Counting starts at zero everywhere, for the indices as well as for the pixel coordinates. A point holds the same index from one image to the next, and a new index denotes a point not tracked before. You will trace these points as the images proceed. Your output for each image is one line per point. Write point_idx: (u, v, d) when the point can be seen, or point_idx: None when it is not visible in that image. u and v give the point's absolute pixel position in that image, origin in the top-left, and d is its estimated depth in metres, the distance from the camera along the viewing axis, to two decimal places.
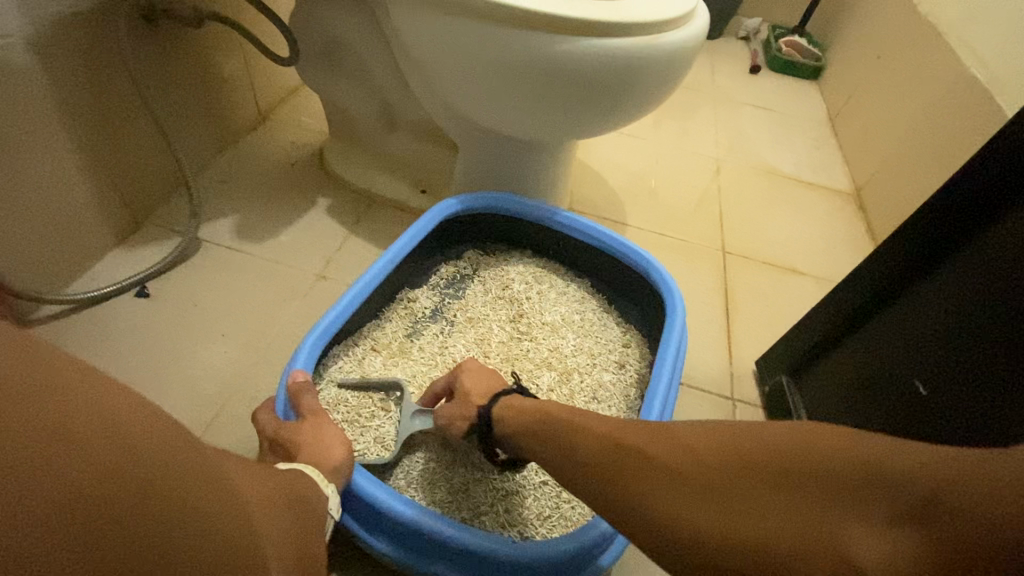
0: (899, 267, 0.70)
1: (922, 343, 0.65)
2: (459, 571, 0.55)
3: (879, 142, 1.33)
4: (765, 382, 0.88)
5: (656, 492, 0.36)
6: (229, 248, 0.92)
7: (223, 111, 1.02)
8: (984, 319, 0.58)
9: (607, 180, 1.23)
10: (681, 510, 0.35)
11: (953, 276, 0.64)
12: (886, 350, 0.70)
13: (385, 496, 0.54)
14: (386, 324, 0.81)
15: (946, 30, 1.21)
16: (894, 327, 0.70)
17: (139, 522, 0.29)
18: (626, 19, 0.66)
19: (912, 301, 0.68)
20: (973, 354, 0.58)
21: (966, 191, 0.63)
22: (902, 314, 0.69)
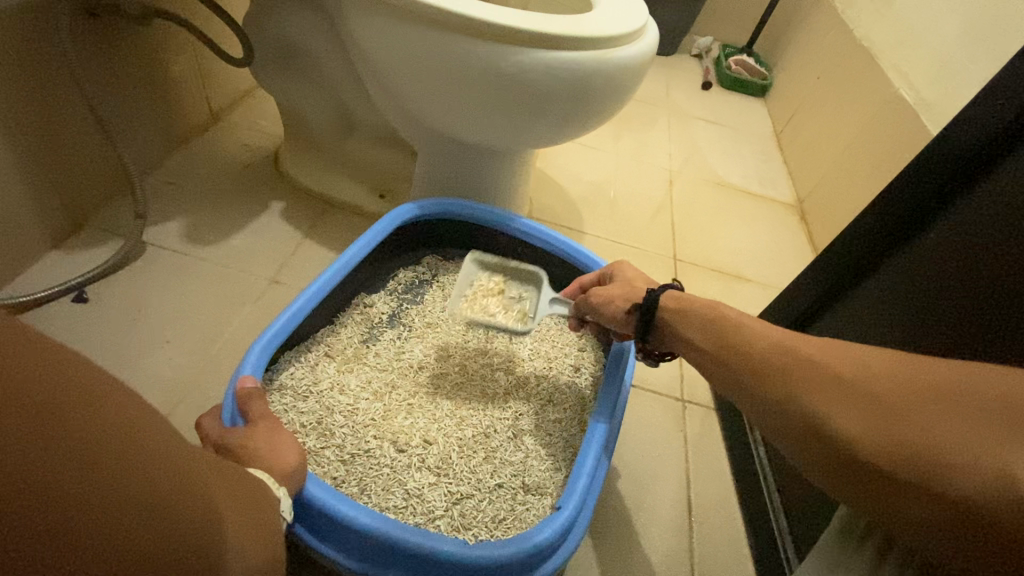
0: (883, 236, 0.67)
1: (896, 305, 0.62)
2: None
3: (819, 157, 1.41)
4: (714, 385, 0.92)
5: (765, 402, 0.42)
6: (177, 252, 0.89)
7: (172, 111, 0.99)
8: (958, 273, 0.55)
9: (565, 188, 1.26)
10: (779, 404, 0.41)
11: (934, 235, 0.61)
12: (864, 316, 0.67)
13: (337, 503, 0.53)
14: (340, 330, 0.80)
15: (877, 56, 1.31)
16: (866, 299, 0.68)
17: (82, 505, 0.26)
18: (580, 33, 0.69)
19: (896, 263, 0.65)
20: (942, 308, 0.55)
21: (949, 159, 0.60)
22: (883, 279, 0.66)
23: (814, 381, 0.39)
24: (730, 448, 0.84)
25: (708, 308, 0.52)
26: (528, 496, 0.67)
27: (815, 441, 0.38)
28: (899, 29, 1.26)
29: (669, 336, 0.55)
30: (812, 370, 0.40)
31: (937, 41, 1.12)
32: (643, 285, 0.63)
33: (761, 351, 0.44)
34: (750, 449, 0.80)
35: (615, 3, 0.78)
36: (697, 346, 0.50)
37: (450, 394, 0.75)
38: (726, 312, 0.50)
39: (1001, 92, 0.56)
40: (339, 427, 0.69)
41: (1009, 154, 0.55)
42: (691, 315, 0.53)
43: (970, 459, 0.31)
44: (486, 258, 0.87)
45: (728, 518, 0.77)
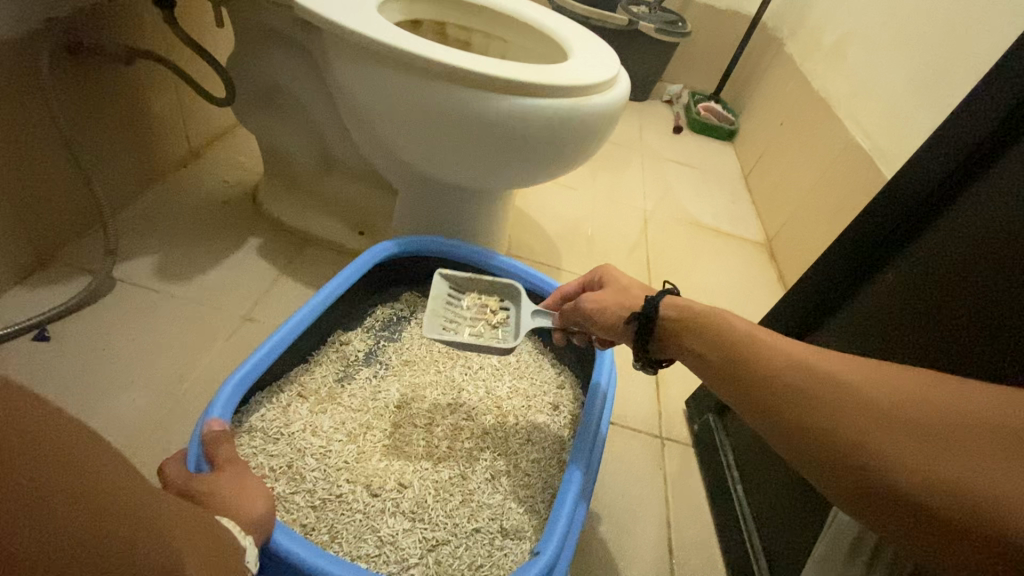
0: (872, 246, 0.67)
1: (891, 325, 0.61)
2: None
3: (784, 198, 1.48)
4: (692, 421, 0.92)
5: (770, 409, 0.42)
6: (147, 289, 0.87)
7: (150, 146, 0.99)
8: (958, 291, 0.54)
9: (543, 226, 1.29)
10: (781, 409, 0.41)
11: (922, 251, 0.61)
12: (847, 339, 0.68)
13: (308, 554, 0.51)
14: (315, 369, 0.78)
15: (833, 105, 1.40)
16: (853, 317, 0.68)
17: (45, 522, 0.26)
18: (554, 82, 0.72)
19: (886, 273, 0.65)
20: (938, 326, 0.54)
21: (936, 167, 0.60)
22: (869, 296, 0.66)
23: (857, 417, 0.37)
24: (709, 488, 0.83)
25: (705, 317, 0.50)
26: (506, 540, 0.65)
27: (821, 452, 0.38)
28: (851, 82, 1.35)
29: (674, 344, 0.51)
30: (850, 402, 0.38)
31: (886, 93, 1.20)
32: (640, 291, 0.59)
33: (783, 372, 0.42)
34: (729, 489, 0.79)
35: (589, 53, 0.82)
36: (707, 365, 0.48)
37: (428, 434, 0.74)
38: (730, 322, 0.48)
39: (987, 99, 0.56)
40: (311, 470, 0.67)
41: (999, 159, 0.55)
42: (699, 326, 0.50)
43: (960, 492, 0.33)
44: (456, 275, 0.83)
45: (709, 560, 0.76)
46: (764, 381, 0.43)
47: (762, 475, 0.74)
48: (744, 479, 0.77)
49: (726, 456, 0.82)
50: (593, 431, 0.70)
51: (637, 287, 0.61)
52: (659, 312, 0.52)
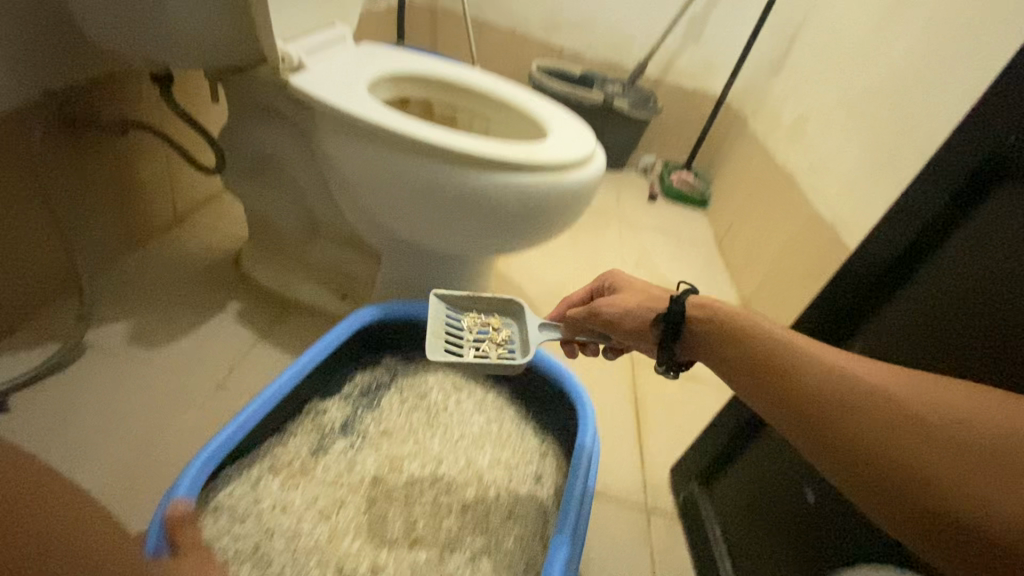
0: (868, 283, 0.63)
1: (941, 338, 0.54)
2: None
3: (757, 264, 1.54)
4: (679, 491, 0.90)
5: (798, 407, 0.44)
6: (118, 356, 0.84)
7: (136, 212, 0.99)
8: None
9: (526, 290, 1.31)
10: (818, 401, 0.43)
11: (940, 279, 0.56)
12: None
13: None
14: (289, 440, 0.76)
15: (798, 178, 1.49)
16: None
17: None
18: (533, 160, 0.76)
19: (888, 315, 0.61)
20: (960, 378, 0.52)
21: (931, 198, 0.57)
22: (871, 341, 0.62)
23: (908, 437, 0.39)
24: (698, 563, 0.81)
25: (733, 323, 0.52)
26: None
27: (845, 452, 0.41)
28: (811, 158, 1.45)
29: (705, 345, 0.54)
30: (896, 428, 0.40)
31: (844, 170, 1.29)
32: (657, 292, 0.62)
33: (827, 393, 0.43)
34: (718, 565, 0.76)
35: (566, 132, 0.87)
36: (744, 381, 0.49)
37: (404, 511, 0.71)
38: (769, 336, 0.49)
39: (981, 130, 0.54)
40: (278, 555, 0.64)
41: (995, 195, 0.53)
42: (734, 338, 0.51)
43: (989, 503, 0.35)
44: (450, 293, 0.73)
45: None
46: (796, 380, 0.45)
47: (751, 552, 0.72)
48: (733, 555, 0.75)
49: (713, 529, 0.79)
50: (574, 510, 0.67)
51: (653, 288, 0.64)
52: (687, 314, 0.55)
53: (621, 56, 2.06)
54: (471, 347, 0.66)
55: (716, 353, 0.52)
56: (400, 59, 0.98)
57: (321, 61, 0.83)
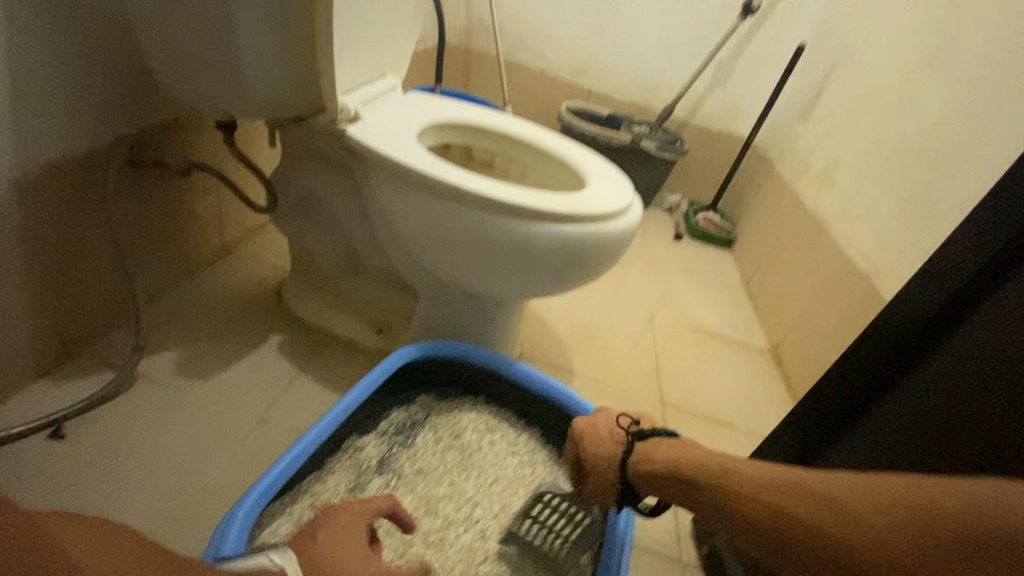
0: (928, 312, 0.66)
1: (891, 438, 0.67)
2: None
3: (785, 308, 1.53)
4: (701, 543, 0.89)
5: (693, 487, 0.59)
6: (165, 387, 0.87)
7: (186, 246, 1.03)
8: (970, 355, 0.60)
9: (554, 328, 1.32)
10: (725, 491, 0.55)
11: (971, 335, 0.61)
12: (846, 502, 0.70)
13: None
14: (327, 477, 0.78)
15: (828, 224, 1.49)
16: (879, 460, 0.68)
17: None
18: (576, 211, 0.79)
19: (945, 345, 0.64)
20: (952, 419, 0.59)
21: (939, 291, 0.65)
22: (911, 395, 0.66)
23: (828, 515, 0.47)
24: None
25: (715, 489, 0.56)
26: None
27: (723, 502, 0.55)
28: (842, 204, 1.46)
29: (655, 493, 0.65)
30: (866, 531, 0.44)
31: (878, 217, 1.30)
32: (610, 446, 0.72)
33: (765, 496, 0.52)
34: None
35: (604, 183, 0.89)
36: (744, 535, 0.53)
37: (439, 557, 0.73)
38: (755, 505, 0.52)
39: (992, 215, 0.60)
40: None
41: (1004, 282, 0.59)
42: (682, 482, 0.61)
43: (865, 531, 0.45)
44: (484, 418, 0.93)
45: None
46: (708, 490, 0.57)
47: None
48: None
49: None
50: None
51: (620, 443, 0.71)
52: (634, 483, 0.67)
53: (647, 99, 2.11)
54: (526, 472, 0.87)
55: (655, 478, 0.64)
56: (445, 106, 1.02)
57: (375, 112, 0.88)
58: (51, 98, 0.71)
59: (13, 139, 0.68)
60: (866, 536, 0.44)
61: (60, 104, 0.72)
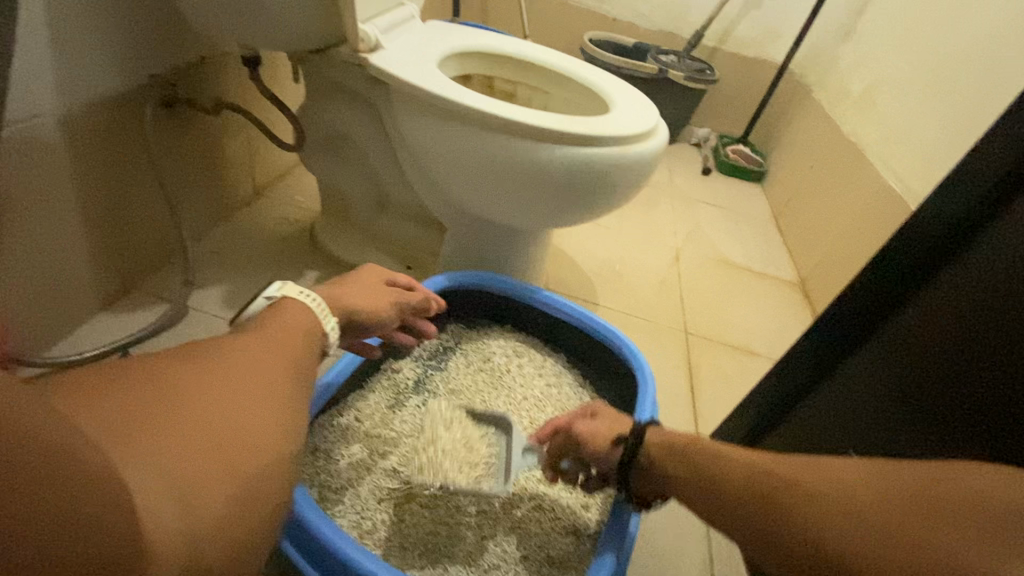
0: (916, 260, 0.59)
1: (870, 393, 0.62)
2: None
3: (816, 239, 1.50)
4: None
5: (671, 448, 0.55)
6: (215, 316, 0.93)
7: (221, 187, 1.07)
8: (989, 277, 0.52)
9: (578, 263, 1.34)
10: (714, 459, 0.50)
11: (964, 282, 0.54)
12: (823, 427, 0.67)
13: (350, 548, 0.58)
14: (368, 395, 0.84)
15: (865, 150, 1.43)
16: (852, 401, 0.64)
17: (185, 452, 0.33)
18: (602, 134, 0.78)
19: (935, 294, 0.57)
20: (945, 374, 0.53)
21: (932, 237, 0.58)
22: (890, 344, 0.61)
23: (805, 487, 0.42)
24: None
25: (702, 454, 0.51)
26: (551, 568, 0.69)
27: (702, 477, 0.49)
28: (881, 128, 1.40)
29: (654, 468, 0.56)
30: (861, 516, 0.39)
31: (917, 138, 1.25)
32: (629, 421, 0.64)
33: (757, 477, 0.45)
34: None
35: (629, 105, 0.88)
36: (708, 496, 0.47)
37: None
38: (768, 472, 0.45)
39: (993, 160, 0.52)
40: (369, 493, 0.72)
41: (1006, 221, 0.51)
42: (667, 455, 0.54)
43: (840, 516, 0.39)
44: (507, 339, 0.98)
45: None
46: (688, 458, 0.52)
47: None
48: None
49: None
50: None
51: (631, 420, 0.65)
52: (643, 439, 0.57)
53: (676, 25, 2.00)
54: (546, 395, 0.91)
55: (656, 450, 0.56)
56: (466, 32, 1.00)
57: (397, 41, 0.88)
58: (88, 34, 0.73)
59: (57, 79, 0.71)
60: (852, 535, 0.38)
61: (97, 44, 0.74)
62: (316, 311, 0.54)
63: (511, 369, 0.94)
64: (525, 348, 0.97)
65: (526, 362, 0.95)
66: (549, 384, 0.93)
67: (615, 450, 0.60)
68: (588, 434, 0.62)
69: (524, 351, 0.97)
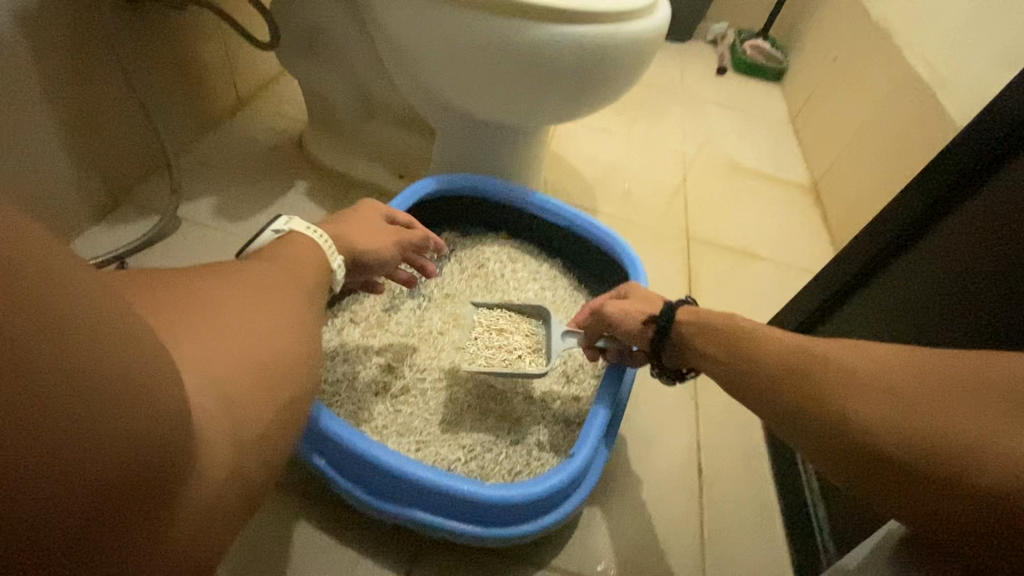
0: (989, 149, 0.65)
1: (923, 272, 0.68)
2: (422, 505, 0.61)
3: (834, 139, 1.42)
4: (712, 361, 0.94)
5: (704, 332, 0.56)
6: (209, 226, 0.93)
7: (202, 95, 1.03)
8: None
9: (579, 169, 1.29)
10: (742, 347, 0.50)
11: None
12: (876, 310, 0.74)
13: (345, 431, 0.60)
14: (363, 299, 0.85)
15: (894, 35, 1.30)
16: (905, 282, 0.70)
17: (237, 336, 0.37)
18: (593, 10, 0.72)
19: (1004, 177, 0.63)
20: (1003, 245, 0.59)
21: (1008, 127, 0.64)
22: (951, 226, 0.67)
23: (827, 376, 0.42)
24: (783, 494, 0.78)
25: (734, 341, 0.52)
26: (542, 453, 0.72)
27: (734, 361, 0.50)
28: (914, 7, 1.26)
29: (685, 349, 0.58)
30: (873, 401, 0.38)
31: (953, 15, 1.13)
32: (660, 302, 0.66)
33: (788, 362, 0.45)
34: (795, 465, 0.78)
35: None
36: (741, 372, 0.49)
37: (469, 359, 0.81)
38: (798, 357, 0.45)
39: None
40: (366, 387, 0.74)
41: None
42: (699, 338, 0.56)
43: (852, 402, 0.39)
44: (502, 245, 0.97)
45: (763, 521, 0.77)
46: (725, 341, 0.53)
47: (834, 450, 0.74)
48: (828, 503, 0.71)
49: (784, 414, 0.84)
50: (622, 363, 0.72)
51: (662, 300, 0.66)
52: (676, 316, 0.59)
53: None
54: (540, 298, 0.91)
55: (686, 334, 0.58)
56: None
57: None
58: None
59: None
60: (863, 421, 0.38)
61: None
62: (320, 246, 0.53)
63: (505, 274, 0.94)
64: (519, 254, 0.96)
65: (521, 267, 0.95)
66: (543, 288, 0.93)
67: (647, 328, 0.62)
68: (620, 314, 0.64)
69: (519, 256, 0.96)
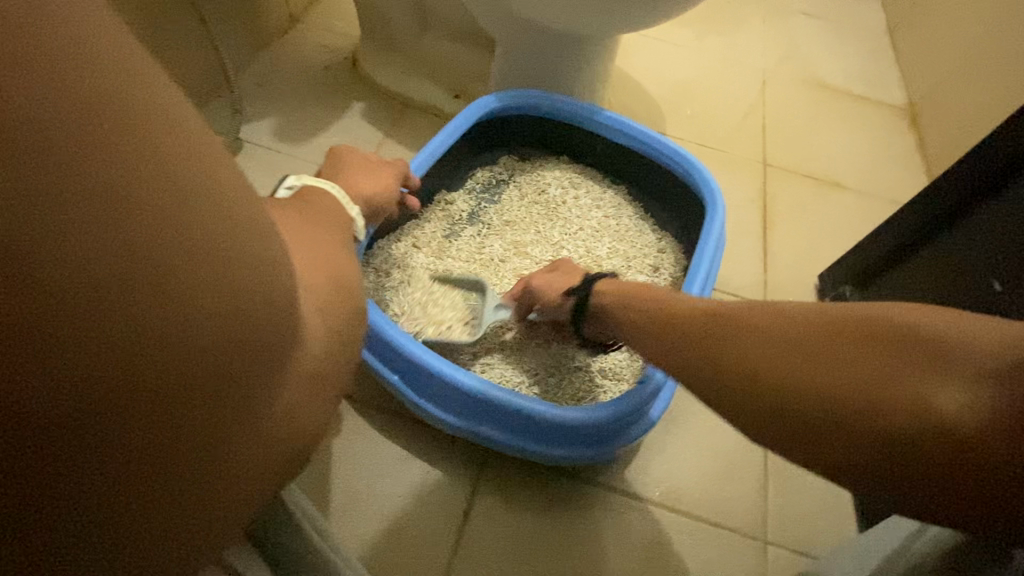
0: None
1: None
2: (495, 424, 0.62)
3: (941, 51, 1.24)
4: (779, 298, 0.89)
5: (642, 307, 0.53)
6: (270, 148, 0.93)
7: (255, 9, 0.99)
8: None
9: (646, 89, 1.19)
10: (680, 320, 0.46)
11: None
12: (966, 252, 0.69)
13: (421, 351, 0.61)
14: (424, 225, 0.84)
15: None
16: (1004, 222, 0.65)
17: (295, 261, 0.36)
18: None
19: None
20: None
21: None
22: None
23: (770, 352, 0.37)
24: None
25: (665, 317, 0.48)
26: (605, 380, 0.72)
27: (675, 331, 0.46)
28: None
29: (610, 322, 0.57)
30: (827, 376, 0.34)
31: None
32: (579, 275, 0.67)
33: (723, 335, 0.41)
34: None
35: None
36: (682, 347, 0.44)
37: None
38: (737, 321, 0.41)
39: None
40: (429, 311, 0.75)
41: None
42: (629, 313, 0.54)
43: (802, 378, 0.35)
44: (565, 170, 0.92)
45: None
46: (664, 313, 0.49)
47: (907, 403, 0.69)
48: None
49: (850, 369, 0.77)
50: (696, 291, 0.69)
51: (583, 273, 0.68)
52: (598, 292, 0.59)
53: None
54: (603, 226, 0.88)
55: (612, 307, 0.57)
56: None
57: None
58: None
59: None
60: (817, 392, 0.34)
61: None
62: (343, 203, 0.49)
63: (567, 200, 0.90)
64: (581, 179, 0.92)
65: (583, 193, 0.90)
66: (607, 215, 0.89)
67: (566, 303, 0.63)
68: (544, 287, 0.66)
69: (581, 181, 0.91)
